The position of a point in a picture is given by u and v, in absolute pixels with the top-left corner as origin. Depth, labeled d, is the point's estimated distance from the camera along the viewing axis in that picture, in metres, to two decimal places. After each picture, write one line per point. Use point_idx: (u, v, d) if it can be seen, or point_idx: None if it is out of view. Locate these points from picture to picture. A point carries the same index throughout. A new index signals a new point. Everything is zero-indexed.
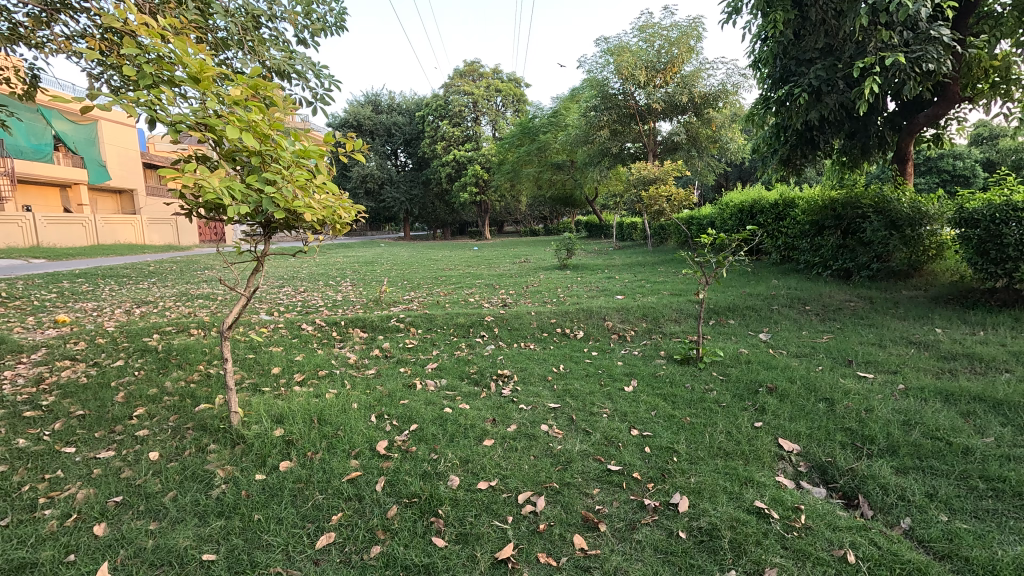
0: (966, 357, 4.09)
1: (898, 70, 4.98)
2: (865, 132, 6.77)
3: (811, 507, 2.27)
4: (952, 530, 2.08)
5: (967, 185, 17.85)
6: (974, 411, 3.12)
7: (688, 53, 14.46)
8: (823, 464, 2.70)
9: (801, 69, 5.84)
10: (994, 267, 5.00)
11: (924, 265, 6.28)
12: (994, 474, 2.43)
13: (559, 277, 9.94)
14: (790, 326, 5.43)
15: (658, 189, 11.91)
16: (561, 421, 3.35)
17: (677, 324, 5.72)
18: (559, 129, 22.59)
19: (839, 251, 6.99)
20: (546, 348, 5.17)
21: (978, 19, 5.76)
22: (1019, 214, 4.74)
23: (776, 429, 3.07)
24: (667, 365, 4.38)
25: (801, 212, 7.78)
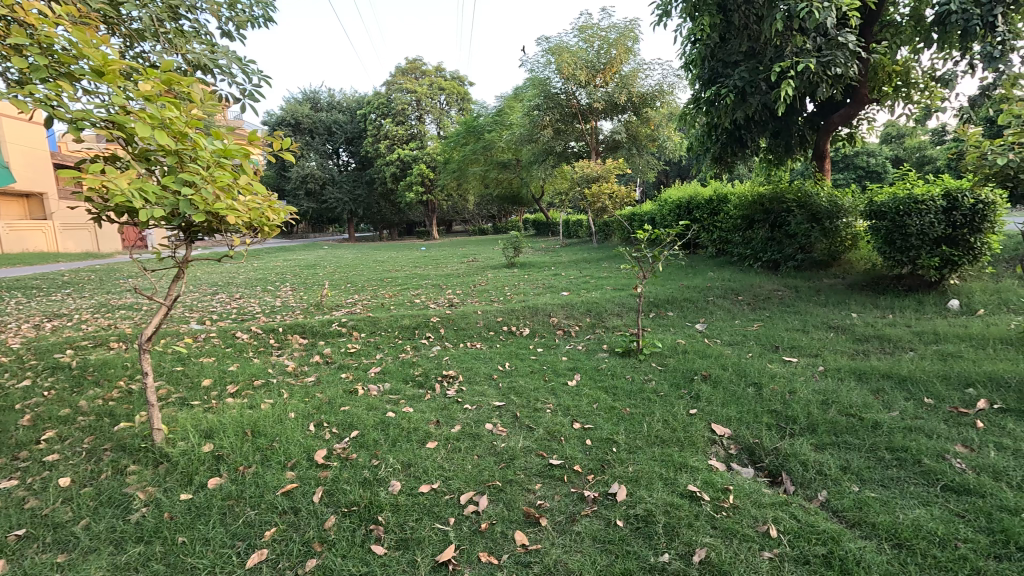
0: (876, 339, 4.45)
1: (812, 74, 5.33)
2: (788, 131, 7.19)
3: (739, 487, 2.40)
4: (862, 499, 2.26)
5: (879, 180, 19.42)
6: (883, 388, 3.39)
7: (626, 54, 14.86)
8: (751, 446, 2.86)
9: (727, 71, 6.15)
10: (901, 255, 5.45)
11: (842, 255, 6.76)
12: (899, 445, 2.65)
13: (507, 275, 9.96)
14: (724, 316, 5.70)
15: (601, 187, 12.19)
16: (506, 418, 3.37)
17: (619, 318, 5.87)
18: (504, 127, 22.64)
19: (767, 244, 7.42)
20: (492, 347, 5.18)
21: (881, 27, 6.25)
22: (919, 206, 5.19)
23: (709, 415, 3.22)
24: (609, 358, 4.49)
25: (733, 207, 8.19)
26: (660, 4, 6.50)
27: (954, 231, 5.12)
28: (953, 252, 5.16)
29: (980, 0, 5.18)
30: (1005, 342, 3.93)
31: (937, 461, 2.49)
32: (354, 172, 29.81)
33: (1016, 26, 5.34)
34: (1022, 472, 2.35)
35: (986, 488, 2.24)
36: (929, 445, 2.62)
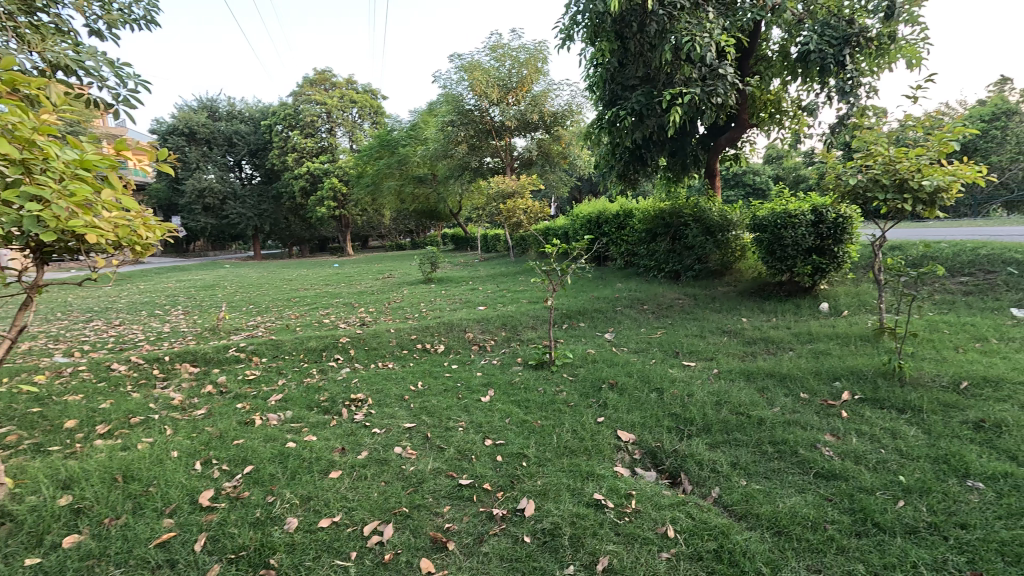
0: (762, 341, 4.88)
1: (698, 101, 5.82)
2: (683, 151, 7.74)
3: (641, 491, 2.49)
4: (748, 492, 2.43)
5: (764, 197, 21.57)
6: (767, 387, 3.71)
7: (536, 75, 15.37)
8: (653, 449, 2.99)
9: (626, 94, 6.55)
10: (780, 263, 6.05)
11: (733, 265, 7.36)
12: (779, 438, 2.90)
13: (423, 291, 9.79)
14: (631, 325, 5.98)
15: (515, 202, 12.40)
16: (416, 440, 3.26)
17: (533, 330, 5.95)
18: (419, 142, 22.45)
19: (668, 256, 7.92)
20: (405, 366, 5.03)
21: (756, 60, 6.99)
22: (793, 221, 5.82)
23: (615, 422, 3.33)
24: (522, 372, 4.52)
25: (637, 222, 8.68)
26: (563, 28, 6.79)
27: (821, 242, 5.78)
28: (822, 260, 5.80)
29: (832, 42, 5.97)
30: (863, 339, 4.46)
31: (810, 451, 2.75)
32: (259, 186, 28.02)
33: (860, 66, 6.20)
34: (877, 455, 2.65)
35: (849, 472, 2.51)
36: (804, 436, 2.89)
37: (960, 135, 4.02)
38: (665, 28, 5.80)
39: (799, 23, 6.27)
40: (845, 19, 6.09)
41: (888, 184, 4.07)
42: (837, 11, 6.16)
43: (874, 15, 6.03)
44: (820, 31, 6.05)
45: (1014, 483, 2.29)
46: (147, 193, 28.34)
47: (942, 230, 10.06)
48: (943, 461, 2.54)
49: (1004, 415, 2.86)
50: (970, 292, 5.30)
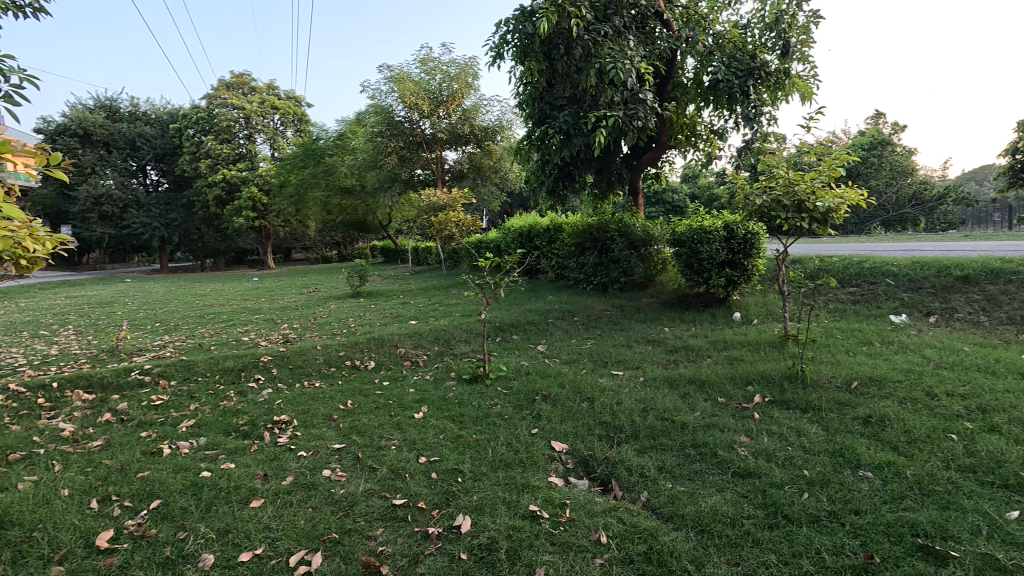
0: (683, 349, 5.18)
1: (622, 122, 6.15)
2: (609, 169, 8.11)
3: (575, 500, 2.55)
4: (674, 494, 2.56)
5: (682, 214, 22.98)
6: (689, 393, 3.93)
7: (467, 89, 15.49)
8: (585, 458, 3.07)
9: (554, 113, 6.76)
10: (698, 276, 6.47)
11: (656, 277, 7.77)
12: (701, 441, 3.09)
13: (351, 306, 9.46)
14: (562, 337, 6.13)
15: (447, 215, 12.33)
16: (346, 461, 3.13)
17: (467, 344, 5.93)
18: (346, 152, 21.82)
19: (597, 269, 8.22)
20: (333, 384, 4.82)
21: (674, 86, 7.49)
22: (708, 236, 6.26)
23: (548, 433, 3.39)
24: (456, 387, 4.48)
25: (567, 236, 8.93)
26: (493, 46, 6.90)
27: (733, 256, 6.26)
28: (734, 273, 6.28)
29: (738, 74, 6.55)
30: (771, 345, 4.87)
31: (728, 451, 2.95)
32: (167, 193, 25.89)
33: (762, 97, 6.85)
34: (785, 452, 2.89)
35: (761, 469, 2.72)
36: (721, 438, 3.09)
37: (845, 162, 4.54)
38: (590, 52, 6.08)
39: (709, 55, 6.83)
40: (749, 54, 6.71)
41: (788, 204, 4.51)
42: (742, 46, 6.77)
43: (773, 52, 6.70)
44: (727, 63, 6.62)
45: (897, 471, 2.58)
46: (29, 198, 25.27)
47: (851, 245, 10.84)
48: (838, 455, 2.82)
49: (887, 410, 3.22)
50: (857, 301, 5.94)
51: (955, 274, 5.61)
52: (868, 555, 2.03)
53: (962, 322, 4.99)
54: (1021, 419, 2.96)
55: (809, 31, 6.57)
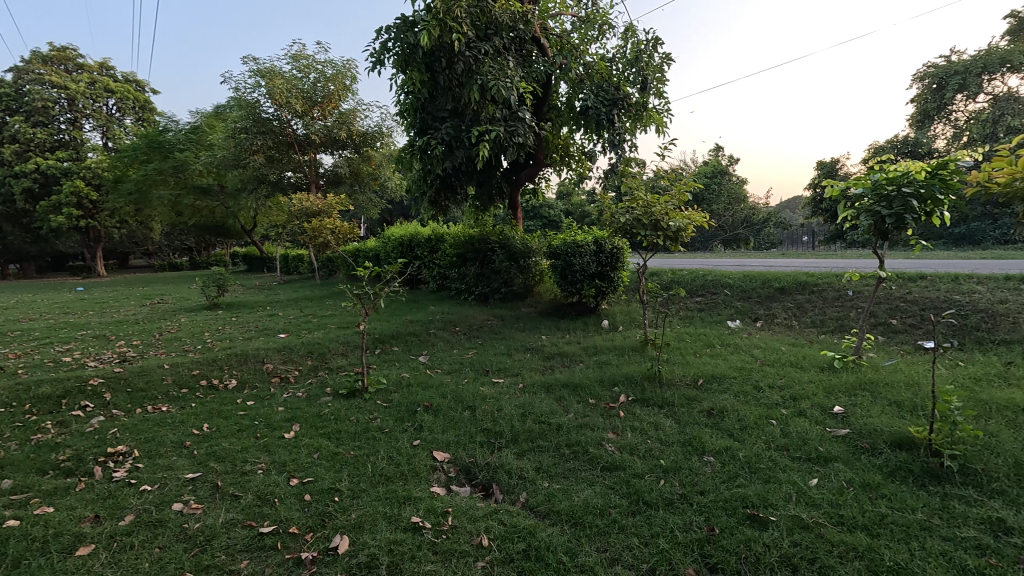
0: (558, 355, 5.50)
1: (503, 138, 6.44)
2: (490, 183, 8.32)
3: (457, 507, 2.58)
4: (550, 492, 2.71)
5: (557, 228, 24.30)
6: (563, 396, 4.18)
7: (344, 92, 14.88)
8: (468, 465, 3.11)
9: (436, 124, 6.79)
10: (571, 286, 6.92)
11: (535, 288, 8.14)
12: (574, 440, 3.31)
13: (207, 318, 8.47)
14: (444, 347, 6.13)
15: (322, 220, 11.56)
16: (202, 492, 2.80)
17: (343, 357, 5.65)
18: (202, 148, 19.58)
19: (478, 279, 8.37)
20: (185, 407, 4.28)
21: (550, 108, 7.96)
22: (580, 249, 6.74)
23: (431, 444, 3.38)
24: (332, 403, 4.25)
25: (448, 246, 8.98)
26: (373, 52, 6.74)
27: (602, 269, 6.81)
28: (603, 284, 6.83)
29: (604, 102, 7.23)
30: (633, 349, 5.38)
31: (597, 448, 3.20)
32: None
33: (625, 126, 7.60)
34: (645, 445, 3.22)
35: (626, 462, 3.00)
36: (592, 436, 3.35)
37: (691, 188, 5.23)
38: (471, 68, 6.24)
39: (580, 82, 7.41)
40: (614, 85, 7.41)
41: (647, 223, 5.07)
42: (608, 77, 7.43)
43: (634, 86, 7.48)
44: (596, 91, 7.26)
45: (732, 454, 3.01)
46: None
47: (702, 260, 12.28)
48: (688, 444, 3.21)
49: (725, 402, 3.75)
50: (702, 309, 6.81)
51: (774, 286, 6.71)
52: (710, 527, 2.34)
53: (779, 325, 5.97)
54: (819, 404, 3.64)
55: (663, 71, 7.47)
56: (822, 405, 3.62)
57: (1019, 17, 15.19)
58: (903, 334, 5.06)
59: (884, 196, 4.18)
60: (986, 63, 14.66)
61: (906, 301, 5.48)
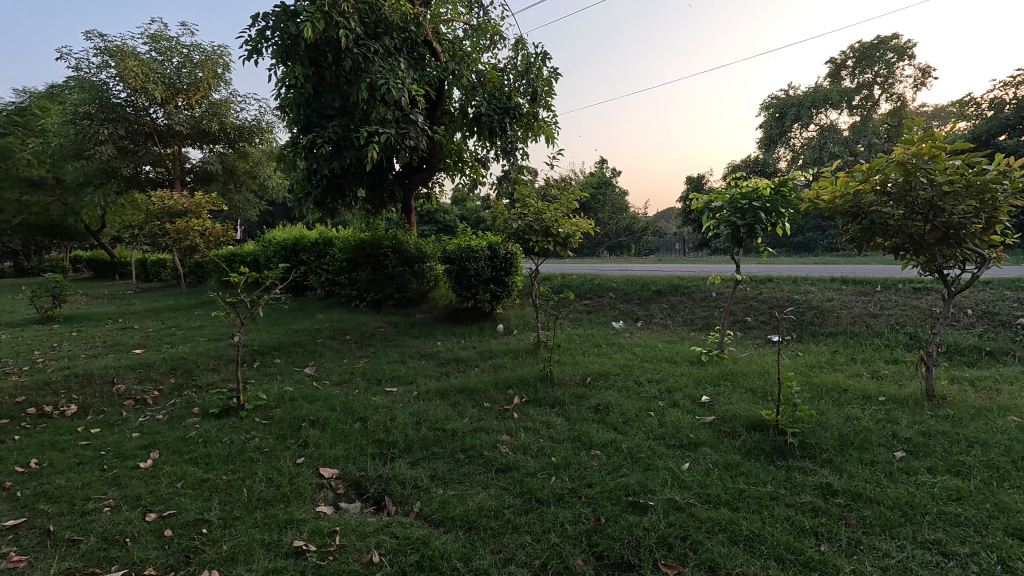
0: (454, 361, 5.47)
1: (394, 140, 6.29)
2: (382, 186, 8.05)
3: (345, 525, 2.44)
4: (445, 499, 2.68)
5: (452, 233, 24.22)
6: (459, 401, 4.17)
7: (214, 80, 13.51)
8: (357, 480, 2.96)
9: (322, 122, 6.42)
10: (467, 291, 6.93)
11: (430, 293, 8.04)
12: (468, 445, 3.31)
13: (38, 334, 7.16)
14: (332, 357, 5.80)
15: (189, 223, 10.46)
16: (28, 541, 2.35)
17: (215, 373, 5.10)
18: (30, 134, 16.61)
19: (370, 285, 8.06)
20: (4, 441, 3.57)
21: (443, 113, 7.92)
22: (475, 254, 6.79)
23: (316, 461, 3.17)
24: (200, 424, 3.81)
25: (337, 251, 8.53)
26: (249, 40, 6.19)
27: (496, 273, 6.91)
28: (497, 289, 6.94)
29: (497, 110, 7.37)
30: (527, 351, 5.53)
31: (492, 450, 3.23)
32: None
33: (517, 134, 7.82)
34: (537, 444, 3.31)
35: (519, 462, 3.06)
36: (487, 440, 3.37)
37: (578, 197, 5.51)
38: (360, 66, 6.00)
39: (473, 90, 7.48)
40: (506, 95, 7.58)
41: (538, 229, 5.25)
42: (499, 86, 7.61)
43: (525, 97, 7.75)
44: (488, 99, 7.38)
45: (617, 446, 3.21)
46: None
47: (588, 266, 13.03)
48: (577, 440, 3.36)
49: (610, 398, 3.99)
50: (590, 311, 7.21)
51: (652, 289, 7.31)
52: (596, 517, 2.46)
53: (657, 325, 6.51)
54: (690, 394, 4.02)
55: (551, 85, 7.83)
56: (692, 396, 4.00)
57: (836, 63, 18.25)
58: (756, 330, 5.78)
59: (739, 209, 4.76)
60: (814, 99, 17.39)
61: (758, 301, 6.27)
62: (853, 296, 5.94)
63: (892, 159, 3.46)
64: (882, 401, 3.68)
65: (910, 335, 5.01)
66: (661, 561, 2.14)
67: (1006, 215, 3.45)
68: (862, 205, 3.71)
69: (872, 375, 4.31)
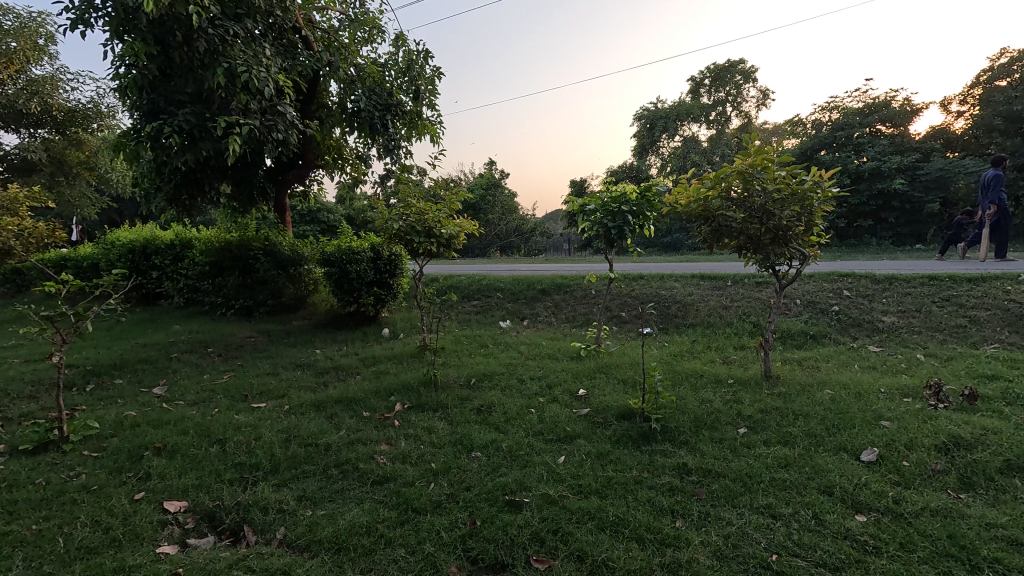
0: (333, 369, 5.15)
1: (259, 132, 5.75)
2: (251, 183, 7.35)
3: (191, 565, 2.17)
4: (312, 521, 2.49)
5: (335, 233, 22.92)
6: (335, 413, 3.93)
7: (33, 52, 11.31)
8: (211, 510, 2.65)
9: (171, 108, 5.68)
10: (348, 295, 6.56)
11: (308, 298, 7.52)
12: (343, 459, 3.12)
13: None
14: (190, 373, 5.17)
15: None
16: None
17: (32, 401, 4.28)
18: None
19: (238, 291, 7.33)
20: None
21: (318, 106, 7.44)
22: (356, 256, 6.45)
23: (160, 494, 2.79)
24: (7, 464, 3.16)
25: (198, 254, 7.64)
26: (72, 7, 5.26)
27: (380, 276, 6.64)
28: (382, 292, 6.67)
29: (377, 106, 7.09)
30: (412, 355, 5.38)
31: (368, 462, 3.08)
32: None
33: (400, 132, 7.60)
34: (417, 451, 3.22)
35: (397, 472, 2.94)
36: (363, 451, 3.20)
37: (461, 198, 5.48)
38: (216, 49, 5.40)
39: (351, 84, 7.13)
40: (387, 91, 7.33)
41: (420, 230, 5.12)
42: (380, 82, 7.34)
43: (407, 94, 7.57)
44: (368, 94, 7.07)
45: (497, 446, 3.23)
46: None
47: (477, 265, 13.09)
48: (458, 443, 3.33)
49: (493, 399, 4.01)
50: (478, 312, 7.25)
51: (537, 288, 7.52)
52: (472, 521, 2.44)
53: (541, 323, 6.72)
54: (568, 389, 4.19)
55: (434, 84, 7.74)
56: (571, 390, 4.17)
57: (696, 81, 20.31)
58: (630, 324, 6.22)
59: (610, 212, 5.06)
60: (678, 113, 19.19)
61: (631, 297, 6.74)
62: (709, 290, 6.63)
63: (733, 169, 3.92)
64: (730, 384, 4.14)
65: (753, 323, 5.71)
66: (533, 557, 2.19)
67: (820, 218, 4.05)
68: (712, 209, 4.13)
69: (724, 360, 4.84)
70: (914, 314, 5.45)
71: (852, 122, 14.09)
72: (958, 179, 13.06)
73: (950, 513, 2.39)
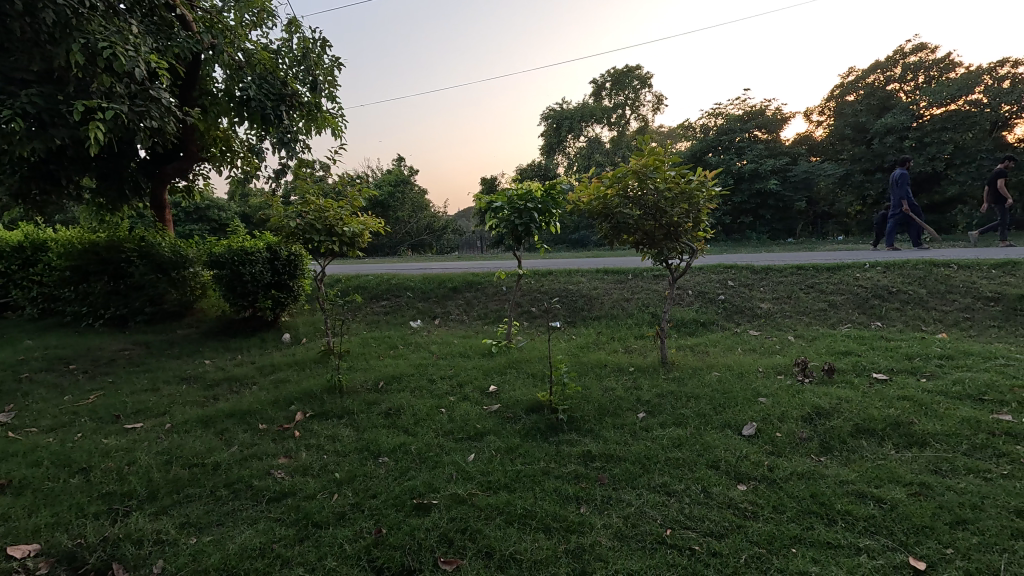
0: (224, 381, 4.73)
1: (128, 119, 5.12)
2: (122, 177, 6.53)
3: None
4: (197, 549, 2.27)
5: (227, 232, 21.07)
6: (226, 428, 3.60)
7: None
8: (70, 552, 2.31)
9: (10, 88, 4.87)
10: (242, 300, 6.03)
11: (195, 304, 6.84)
12: (234, 477, 2.87)
13: None
14: (46, 395, 4.49)
15: None
16: None
17: None
18: None
19: (108, 298, 6.49)
20: None
21: (200, 93, 6.77)
22: (250, 257, 5.95)
23: (3, 539, 2.38)
24: None
25: (55, 257, 6.64)
26: None
27: (278, 278, 6.20)
28: (280, 295, 6.23)
29: (269, 96, 6.60)
30: (315, 361, 5.09)
31: (264, 478, 2.86)
32: None
33: (296, 124, 7.14)
34: (319, 461, 3.05)
35: (297, 486, 2.77)
36: (258, 467, 2.97)
37: (365, 195, 5.26)
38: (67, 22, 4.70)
39: (238, 70, 6.57)
40: (280, 80, 6.85)
41: (321, 228, 4.84)
42: (272, 69, 6.83)
43: (303, 85, 7.13)
44: (258, 83, 6.56)
45: (405, 449, 3.14)
46: None
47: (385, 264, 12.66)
48: (364, 449, 3.20)
49: (402, 401, 3.91)
50: (387, 312, 7.03)
51: (448, 286, 7.43)
52: (378, 529, 2.36)
53: (452, 321, 6.67)
54: (479, 386, 4.19)
55: (334, 75, 7.36)
56: (481, 387, 4.18)
57: (598, 84, 21.20)
58: (539, 318, 6.36)
59: (517, 209, 5.12)
60: (582, 113, 19.92)
61: (540, 293, 6.89)
62: (612, 284, 6.96)
63: (629, 168, 4.14)
64: (631, 371, 4.38)
65: (652, 314, 6.09)
66: (440, 559, 2.16)
67: (706, 215, 4.37)
68: (611, 207, 4.33)
69: (626, 350, 5.12)
70: (786, 300, 6.12)
71: (734, 127, 15.48)
72: (819, 180, 14.88)
73: (813, 475, 2.71)
